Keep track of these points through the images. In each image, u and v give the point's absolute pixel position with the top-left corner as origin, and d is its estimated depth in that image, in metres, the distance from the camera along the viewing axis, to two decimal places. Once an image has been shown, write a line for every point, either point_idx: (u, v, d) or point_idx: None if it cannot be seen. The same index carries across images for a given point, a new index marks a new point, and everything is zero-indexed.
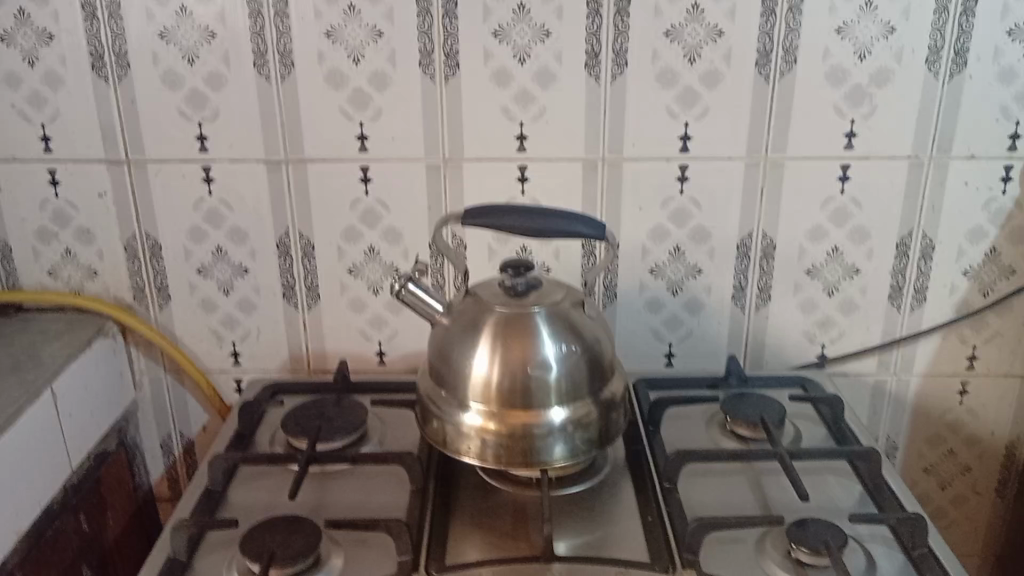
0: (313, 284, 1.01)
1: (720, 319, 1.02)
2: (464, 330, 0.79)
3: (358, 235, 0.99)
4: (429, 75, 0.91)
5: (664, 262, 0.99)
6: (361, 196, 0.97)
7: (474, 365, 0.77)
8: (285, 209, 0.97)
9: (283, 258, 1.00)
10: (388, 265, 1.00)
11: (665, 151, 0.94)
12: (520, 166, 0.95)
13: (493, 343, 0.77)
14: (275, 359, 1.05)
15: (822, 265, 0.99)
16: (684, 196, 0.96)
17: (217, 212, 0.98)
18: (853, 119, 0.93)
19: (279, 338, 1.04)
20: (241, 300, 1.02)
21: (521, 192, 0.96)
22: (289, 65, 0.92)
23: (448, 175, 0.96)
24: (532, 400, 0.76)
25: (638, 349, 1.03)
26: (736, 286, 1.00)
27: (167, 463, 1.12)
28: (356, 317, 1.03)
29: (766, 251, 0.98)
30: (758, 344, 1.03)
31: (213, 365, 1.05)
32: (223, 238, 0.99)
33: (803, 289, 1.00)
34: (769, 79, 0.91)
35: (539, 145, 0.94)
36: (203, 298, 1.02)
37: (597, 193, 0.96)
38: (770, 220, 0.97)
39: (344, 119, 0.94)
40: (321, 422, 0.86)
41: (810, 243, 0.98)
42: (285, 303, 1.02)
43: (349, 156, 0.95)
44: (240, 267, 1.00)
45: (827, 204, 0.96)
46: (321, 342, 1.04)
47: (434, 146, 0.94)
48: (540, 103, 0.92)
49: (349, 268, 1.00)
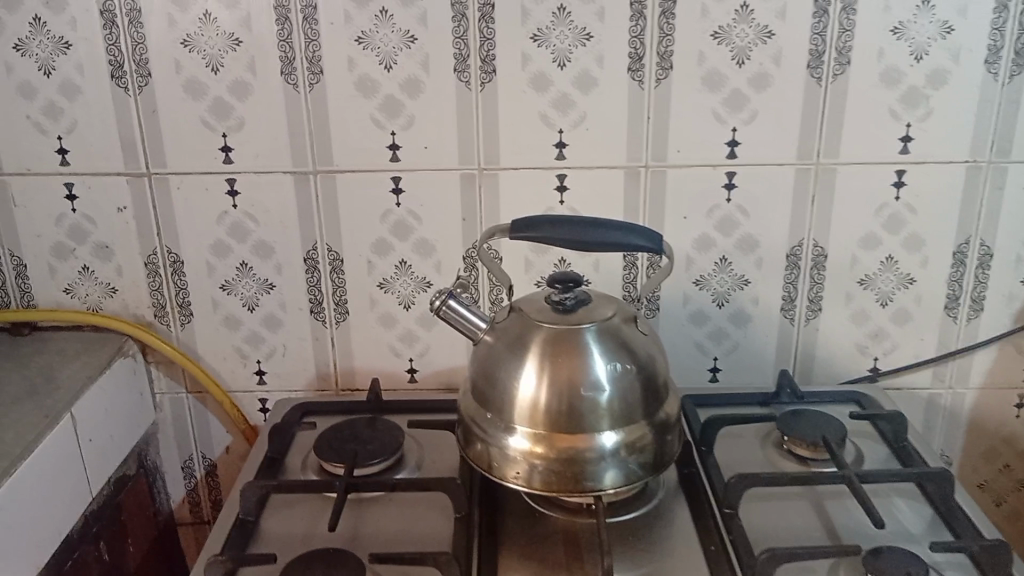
0: (341, 300, 0.97)
1: (768, 331, 0.97)
2: (510, 348, 0.74)
3: (389, 249, 0.94)
4: (464, 82, 0.87)
5: (710, 272, 0.94)
6: (393, 207, 0.92)
7: (521, 385, 0.73)
8: (313, 221, 0.93)
9: (311, 273, 0.95)
10: (420, 279, 0.96)
11: (711, 157, 0.90)
12: (559, 175, 0.91)
13: (540, 363, 0.72)
14: (301, 378, 1.00)
15: (875, 274, 0.95)
16: (731, 204, 0.92)
17: (242, 225, 0.94)
18: (909, 123, 0.89)
19: (305, 355, 0.99)
20: (266, 316, 0.97)
21: (560, 201, 0.92)
22: (317, 73, 0.88)
23: (483, 184, 0.91)
24: (582, 423, 0.71)
25: (681, 363, 0.99)
26: (785, 297, 0.95)
27: (188, 487, 1.06)
28: (386, 333, 0.98)
29: (817, 261, 0.94)
30: (808, 357, 0.98)
31: (237, 385, 1.01)
32: (247, 253, 0.95)
33: (855, 299, 0.96)
34: (821, 80, 0.87)
35: (580, 152, 0.90)
36: (227, 315, 0.98)
37: (640, 201, 0.92)
38: (821, 227, 0.93)
39: (375, 127, 0.89)
40: (355, 446, 0.82)
41: (862, 252, 0.94)
42: (312, 320, 0.97)
43: (379, 166, 0.91)
44: (265, 283, 0.96)
45: (881, 210, 0.92)
46: (349, 360, 0.99)
47: (469, 155, 0.90)
48: (581, 108, 0.88)
49: (380, 283, 0.96)
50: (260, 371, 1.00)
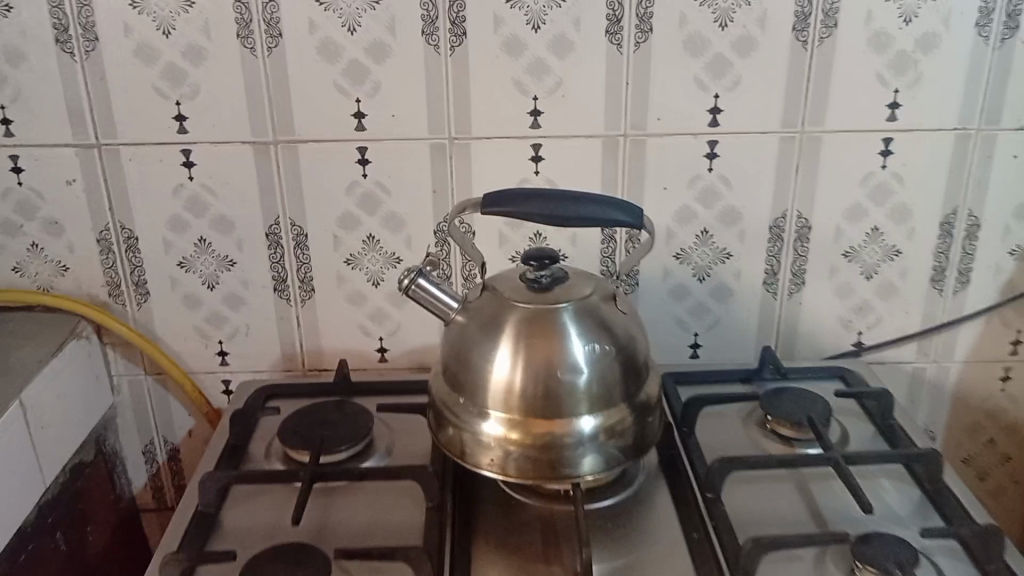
0: (307, 277, 0.92)
1: (750, 306, 0.94)
2: (484, 329, 0.71)
3: (356, 223, 0.90)
4: (433, 46, 0.83)
5: (691, 246, 0.91)
6: (359, 179, 0.88)
7: (494, 368, 0.69)
8: (276, 195, 0.88)
9: (274, 248, 0.91)
10: (389, 255, 0.91)
11: (693, 125, 0.86)
12: (534, 145, 0.86)
13: (514, 345, 0.69)
14: (266, 358, 0.96)
15: (860, 247, 0.91)
16: (713, 174, 0.88)
17: (200, 198, 0.89)
18: (897, 89, 0.85)
19: (270, 335, 0.95)
20: (228, 295, 0.93)
21: (534, 172, 0.88)
22: (277, 37, 0.82)
23: (455, 155, 0.87)
24: (559, 407, 0.68)
25: (661, 340, 0.95)
26: (768, 271, 0.92)
27: (150, 472, 1.02)
28: (355, 311, 0.94)
29: (801, 233, 0.91)
30: (791, 332, 0.95)
31: (199, 367, 0.96)
32: (206, 228, 0.90)
33: (840, 272, 0.93)
34: (807, 45, 0.83)
35: (555, 121, 0.86)
36: (186, 294, 0.93)
37: (618, 172, 0.88)
38: (805, 198, 0.89)
39: (339, 94, 0.84)
40: (322, 431, 0.78)
41: (847, 223, 0.90)
42: (276, 298, 0.93)
43: (344, 136, 0.86)
44: (226, 259, 0.91)
45: (867, 180, 0.89)
46: (316, 340, 0.95)
47: (440, 124, 0.86)
48: (556, 74, 0.84)
49: (347, 259, 0.91)
50: (222, 352, 0.96)
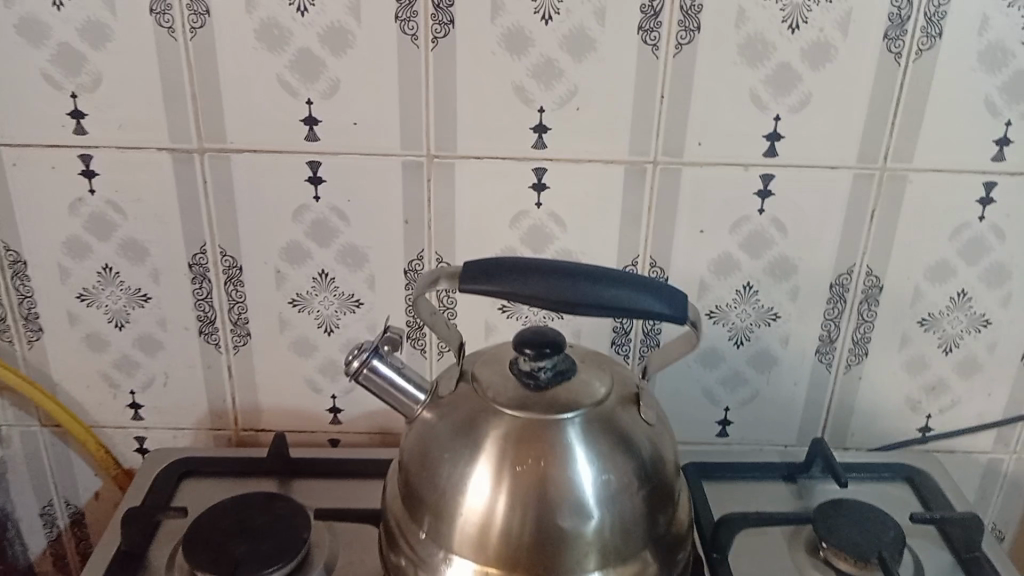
0: (241, 320, 0.73)
1: (797, 378, 0.75)
2: (456, 439, 0.51)
3: (304, 256, 0.70)
4: (409, 36, 0.62)
5: (729, 303, 0.72)
6: (309, 202, 0.68)
7: (468, 498, 0.50)
8: (201, 217, 0.69)
9: (199, 283, 0.71)
10: (345, 297, 0.72)
11: (743, 154, 0.66)
12: (537, 169, 0.67)
13: (497, 469, 0.50)
14: (189, 414, 0.77)
15: (941, 313, 0.73)
16: (764, 216, 0.69)
17: (105, 217, 0.69)
18: (1010, 121, 0.66)
19: (195, 387, 0.76)
20: (142, 336, 0.74)
21: (536, 205, 0.68)
22: (202, 14, 0.62)
23: (433, 177, 0.67)
24: (555, 560, 0.50)
25: (682, 413, 0.77)
26: (823, 337, 0.73)
27: (50, 537, 0.84)
28: (301, 363, 0.75)
29: (869, 293, 0.72)
30: (844, 411, 0.77)
31: (105, 420, 0.78)
32: (113, 254, 0.70)
33: (912, 342, 0.74)
34: (900, 57, 0.63)
35: (566, 140, 0.66)
36: (89, 333, 0.73)
37: (642, 208, 0.68)
38: (879, 251, 0.70)
39: (285, 93, 0.64)
40: (241, 546, 0.59)
41: (929, 284, 0.71)
42: (202, 342, 0.74)
43: (291, 147, 0.66)
44: (138, 294, 0.72)
45: (959, 232, 0.69)
46: (252, 395, 0.76)
47: (415, 137, 0.66)
48: (570, 79, 0.64)
49: (292, 299, 0.72)
50: (135, 404, 0.77)
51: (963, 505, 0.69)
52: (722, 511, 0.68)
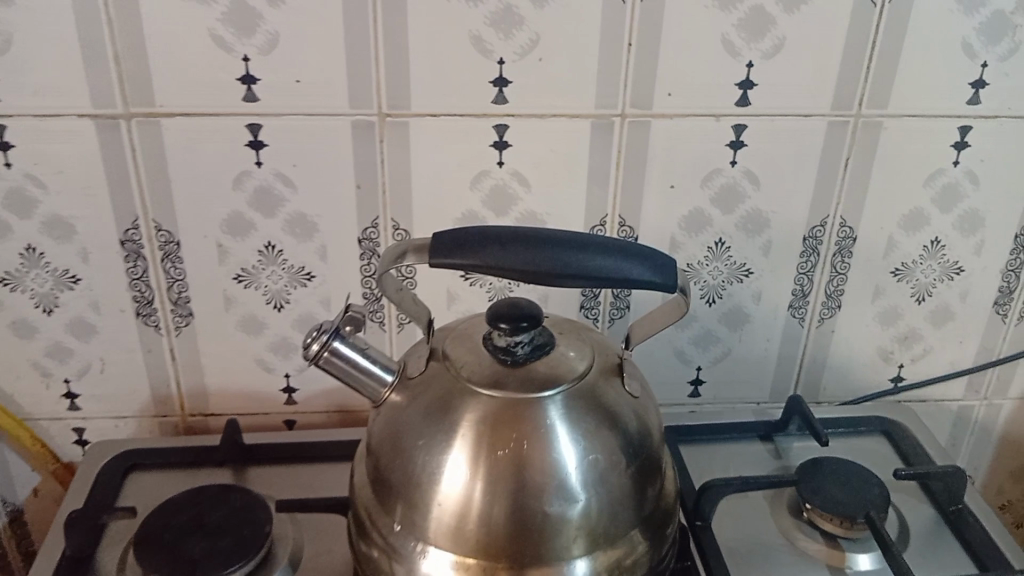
0: (182, 298, 0.67)
1: (769, 335, 0.73)
2: (430, 423, 0.47)
3: (249, 228, 0.65)
4: None
5: (701, 260, 0.69)
6: (252, 169, 0.63)
7: (444, 485, 0.46)
8: (132, 189, 0.63)
9: (133, 260, 0.65)
10: (295, 270, 0.67)
11: (714, 104, 0.63)
12: (498, 126, 0.62)
13: (475, 452, 0.46)
14: (131, 401, 0.72)
15: (914, 263, 0.71)
16: (737, 169, 0.66)
17: (24, 193, 0.62)
18: (986, 63, 0.63)
19: (136, 372, 0.70)
20: (73, 321, 0.67)
21: (498, 164, 0.64)
22: None
23: (387, 138, 0.62)
24: (539, 547, 0.46)
25: (653, 376, 0.74)
26: (795, 291, 0.71)
27: None
28: (250, 342, 0.70)
29: (843, 245, 0.70)
30: (816, 366, 0.75)
31: (38, 412, 0.71)
32: (35, 234, 0.63)
33: (885, 294, 0.72)
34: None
35: (528, 95, 0.61)
36: (13, 321, 0.67)
37: (611, 164, 0.64)
38: (853, 202, 0.68)
39: (219, 50, 0.58)
40: (198, 544, 0.54)
41: (902, 234, 0.69)
42: (141, 324, 0.68)
43: (228, 109, 0.60)
44: (66, 275, 0.65)
45: (933, 180, 0.67)
46: (198, 378, 0.71)
47: (366, 95, 0.61)
48: (531, 29, 0.59)
49: (237, 274, 0.67)
50: (70, 394, 0.71)
51: (942, 457, 0.68)
52: (704, 480, 0.66)
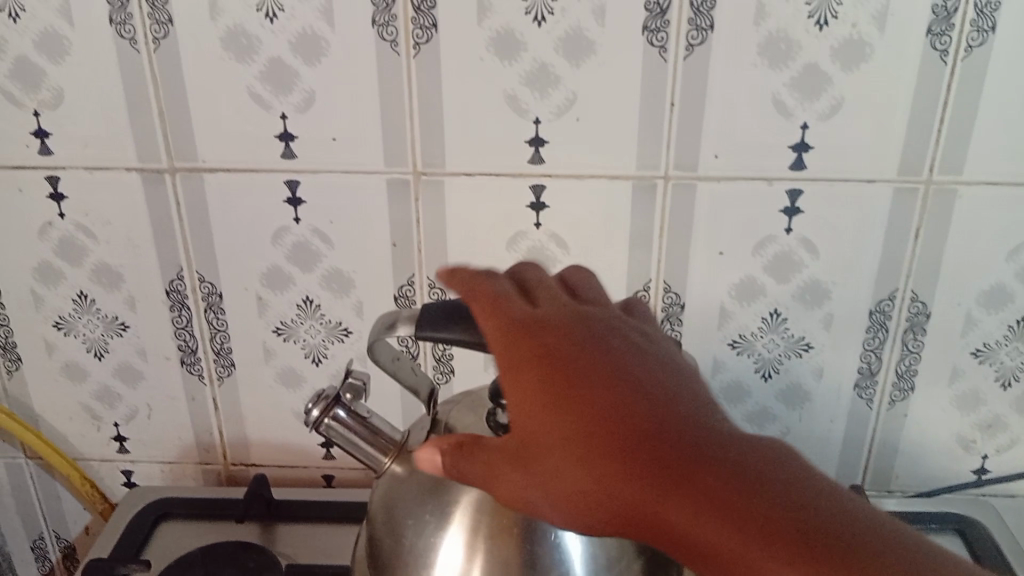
0: (222, 349, 0.68)
1: (833, 415, 0.68)
2: (426, 499, 0.45)
3: (287, 282, 0.65)
4: (388, 42, 0.57)
5: (754, 332, 0.65)
6: (290, 224, 0.63)
7: (438, 569, 0.44)
8: (177, 240, 0.64)
9: (177, 310, 0.67)
10: (332, 326, 0.66)
11: (766, 167, 0.59)
12: (535, 186, 0.60)
13: (471, 535, 0.43)
14: (176, 447, 0.73)
15: (997, 344, 0.64)
16: (792, 236, 0.61)
17: (75, 242, 0.64)
18: None
19: (180, 419, 0.71)
20: (122, 366, 0.69)
21: (535, 226, 0.62)
22: (165, 23, 0.57)
23: (422, 197, 0.61)
24: None
25: None
26: (862, 370, 0.66)
27: (43, 569, 0.79)
28: (289, 395, 0.70)
29: (914, 322, 0.64)
30: (887, 451, 0.69)
31: (90, 453, 0.73)
32: (87, 281, 0.66)
33: (964, 376, 0.65)
34: (946, 56, 0.55)
35: (565, 154, 0.59)
36: (68, 363, 0.69)
37: (654, 228, 0.61)
38: (925, 275, 0.62)
39: (256, 106, 0.59)
40: None
41: (983, 311, 0.63)
42: (185, 373, 0.69)
43: (267, 164, 0.61)
44: (116, 322, 0.67)
45: (1018, 254, 0.61)
46: (239, 429, 0.71)
47: (400, 153, 0.60)
48: (567, 87, 0.57)
49: (276, 328, 0.67)
50: (119, 437, 0.72)
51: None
52: None
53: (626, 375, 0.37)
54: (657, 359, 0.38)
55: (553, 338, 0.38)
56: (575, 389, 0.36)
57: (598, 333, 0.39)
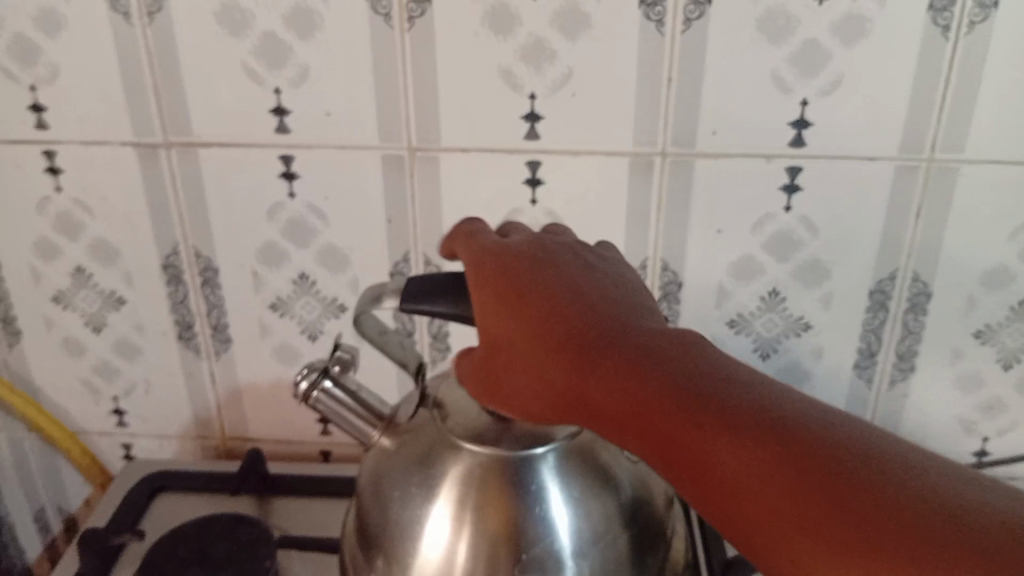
0: (219, 324, 0.68)
1: (831, 394, 0.67)
2: (413, 473, 0.45)
3: (282, 258, 0.65)
4: (382, 16, 0.56)
5: (753, 311, 0.64)
6: (285, 200, 0.62)
7: (424, 543, 0.43)
8: (173, 215, 0.64)
9: (174, 285, 0.67)
10: (328, 302, 0.66)
11: (765, 144, 0.58)
12: (531, 163, 0.60)
13: (458, 508, 0.43)
14: (174, 422, 0.73)
15: (1000, 325, 0.63)
16: (791, 214, 0.60)
17: (72, 217, 0.64)
18: None
19: (178, 394, 0.71)
20: (120, 341, 0.69)
21: (531, 202, 0.61)
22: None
23: (417, 173, 0.61)
24: None
25: None
26: (862, 350, 0.65)
27: (43, 542, 0.79)
28: (286, 371, 0.70)
29: (915, 301, 0.63)
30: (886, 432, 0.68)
31: (90, 427, 0.74)
32: (84, 256, 0.66)
33: (965, 358, 0.64)
34: (949, 31, 0.54)
35: (562, 131, 0.59)
36: (66, 338, 0.70)
37: (651, 206, 0.61)
38: (926, 255, 0.61)
39: (250, 81, 0.58)
40: None
41: (986, 292, 0.62)
42: (182, 348, 0.69)
43: (261, 139, 0.60)
44: (113, 297, 0.67)
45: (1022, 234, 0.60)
46: (237, 404, 0.71)
47: (395, 129, 0.59)
48: (563, 63, 0.56)
49: (272, 304, 0.67)
50: (118, 411, 0.73)
51: None
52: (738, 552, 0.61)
53: (574, 291, 0.42)
54: (609, 284, 0.43)
55: (514, 263, 0.43)
56: (514, 293, 0.42)
57: (557, 261, 0.44)
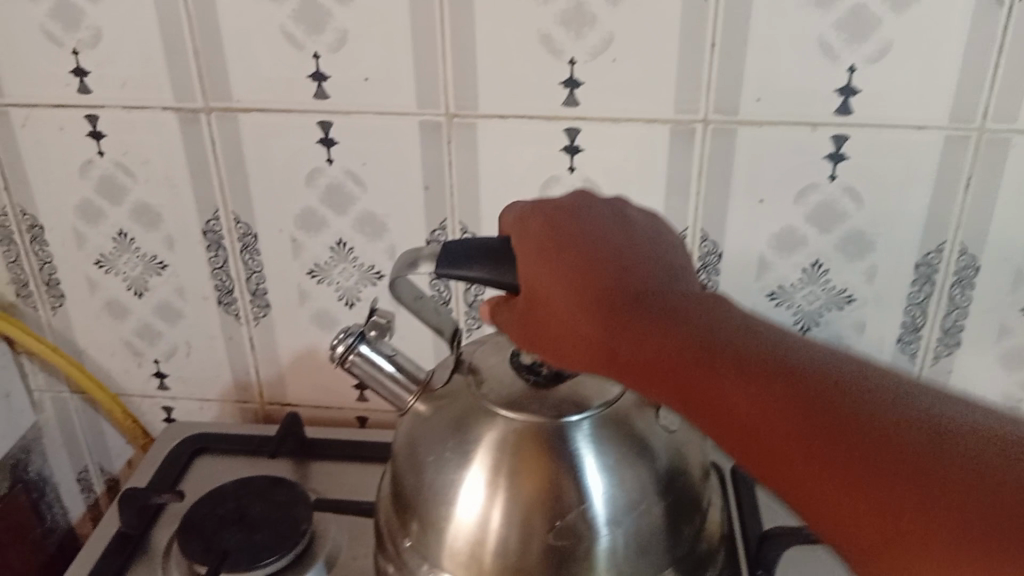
0: (258, 290, 0.69)
1: None
2: (448, 438, 0.45)
3: (320, 224, 0.65)
4: None
5: (794, 283, 0.63)
6: (323, 166, 0.63)
7: (459, 508, 0.44)
8: (213, 180, 0.64)
9: (214, 250, 0.67)
10: (366, 268, 0.66)
11: (809, 112, 0.57)
12: (570, 130, 0.59)
13: (492, 474, 0.43)
14: (214, 385, 0.74)
15: None
16: (835, 184, 0.59)
17: (115, 182, 0.65)
18: None
19: (217, 358, 0.72)
20: (162, 305, 0.70)
21: (569, 170, 0.61)
22: None
23: (455, 140, 0.60)
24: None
25: None
26: (905, 324, 0.64)
27: (87, 501, 0.81)
28: (323, 336, 0.70)
29: (962, 275, 0.61)
30: None
31: (132, 389, 0.75)
32: (126, 219, 0.67)
33: (1013, 334, 0.63)
34: None
35: (601, 97, 0.58)
36: (110, 301, 0.71)
37: (691, 175, 0.60)
38: (975, 227, 0.59)
39: (289, 46, 0.58)
40: (235, 536, 0.55)
41: None
42: (222, 312, 0.70)
43: (300, 105, 0.60)
44: (155, 260, 0.68)
45: None
46: (275, 369, 0.72)
47: (433, 96, 0.59)
48: (604, 28, 0.56)
49: (310, 269, 0.67)
50: (160, 373, 0.74)
51: None
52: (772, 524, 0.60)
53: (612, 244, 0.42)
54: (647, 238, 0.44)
55: (555, 214, 0.44)
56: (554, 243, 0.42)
57: (596, 215, 0.44)
